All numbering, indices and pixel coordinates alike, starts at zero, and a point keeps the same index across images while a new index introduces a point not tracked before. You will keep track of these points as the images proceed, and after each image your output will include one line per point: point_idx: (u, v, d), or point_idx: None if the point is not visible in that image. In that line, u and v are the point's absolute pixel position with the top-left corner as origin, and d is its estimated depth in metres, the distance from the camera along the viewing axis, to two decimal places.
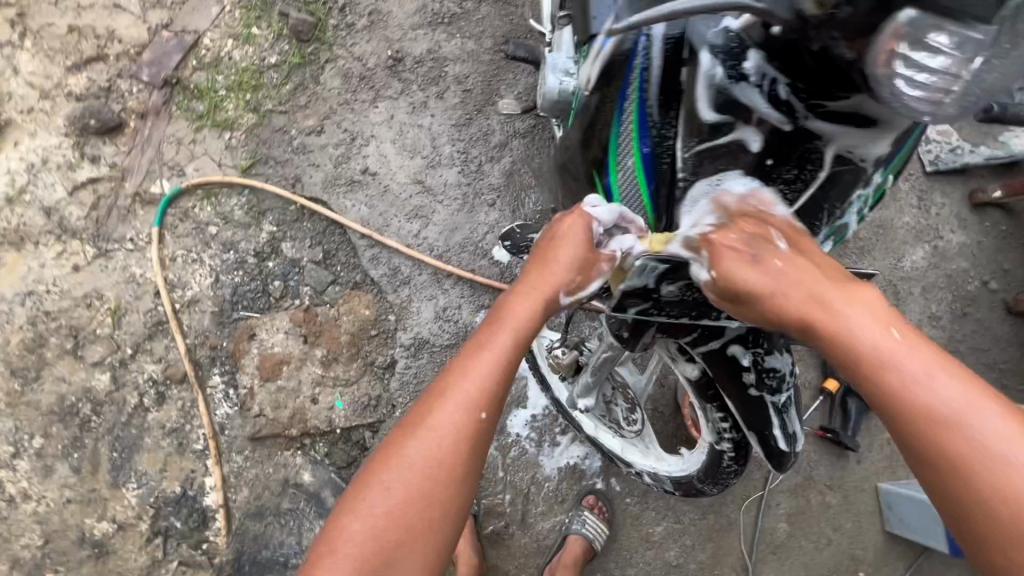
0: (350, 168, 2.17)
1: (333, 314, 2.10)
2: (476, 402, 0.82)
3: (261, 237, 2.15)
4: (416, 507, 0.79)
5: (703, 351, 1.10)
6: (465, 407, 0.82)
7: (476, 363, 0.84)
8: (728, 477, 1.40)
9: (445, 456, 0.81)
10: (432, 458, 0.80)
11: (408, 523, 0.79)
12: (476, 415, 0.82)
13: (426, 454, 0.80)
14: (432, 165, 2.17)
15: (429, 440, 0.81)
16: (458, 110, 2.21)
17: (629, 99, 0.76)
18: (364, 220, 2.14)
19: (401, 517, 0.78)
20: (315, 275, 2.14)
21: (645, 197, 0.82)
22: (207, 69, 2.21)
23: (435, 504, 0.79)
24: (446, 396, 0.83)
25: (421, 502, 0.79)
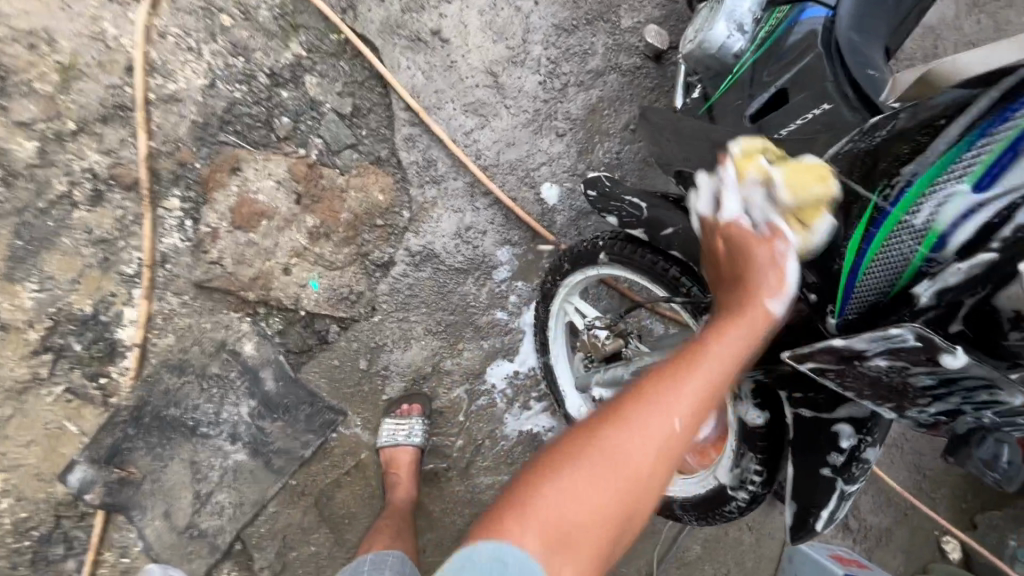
0: (420, 21, 1.76)
1: (341, 183, 1.76)
2: (678, 416, 0.81)
3: (283, 57, 1.72)
4: (609, 500, 0.78)
5: (802, 416, 0.99)
6: (675, 417, 0.81)
7: (689, 377, 0.82)
8: (718, 517, 1.36)
9: (646, 456, 0.80)
10: (627, 458, 0.79)
11: (595, 514, 0.77)
12: (675, 427, 0.80)
13: (622, 451, 0.79)
14: (515, 61, 1.82)
15: (639, 427, 0.80)
16: (567, 10, 1.84)
17: (982, 151, 0.75)
18: (414, 90, 1.77)
19: (587, 508, 0.77)
20: (333, 129, 1.76)
21: (920, 254, 0.78)
22: None
23: (623, 499, 0.79)
24: (659, 388, 0.83)
25: (616, 498, 0.78)
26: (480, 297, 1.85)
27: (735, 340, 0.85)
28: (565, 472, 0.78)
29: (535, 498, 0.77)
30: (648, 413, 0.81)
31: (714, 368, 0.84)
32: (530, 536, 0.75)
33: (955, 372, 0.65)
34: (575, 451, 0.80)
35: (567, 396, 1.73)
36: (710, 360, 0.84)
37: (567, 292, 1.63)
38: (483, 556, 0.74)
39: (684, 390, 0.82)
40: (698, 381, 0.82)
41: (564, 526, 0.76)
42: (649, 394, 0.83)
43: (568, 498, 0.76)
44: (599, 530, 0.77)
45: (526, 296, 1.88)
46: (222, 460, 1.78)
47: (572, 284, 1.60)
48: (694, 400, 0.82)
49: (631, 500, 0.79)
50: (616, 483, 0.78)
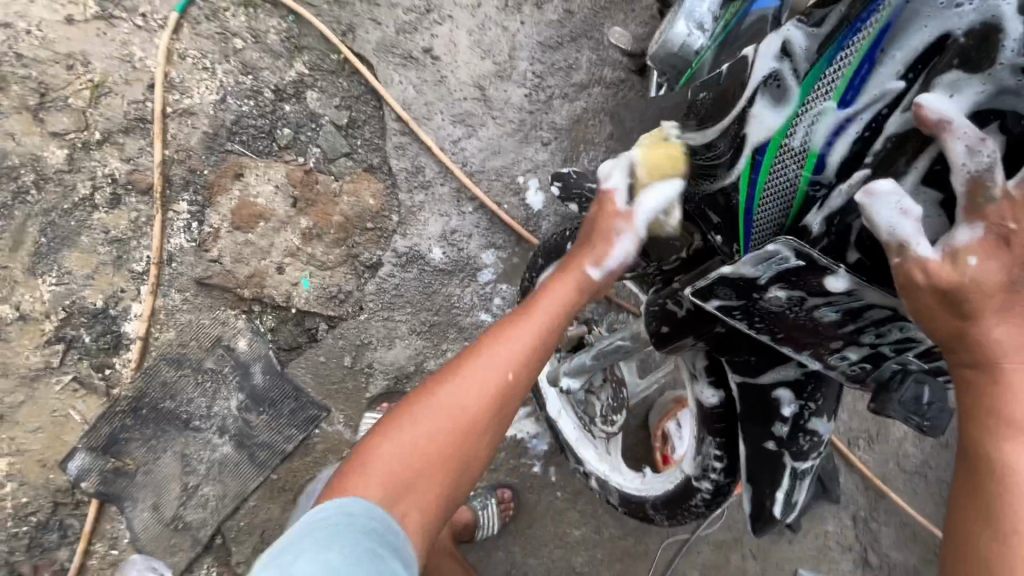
0: (412, 41, 1.89)
1: (335, 188, 1.87)
2: (507, 365, 1.00)
3: (288, 75, 1.88)
4: (440, 442, 0.97)
5: (741, 382, 0.95)
6: (498, 373, 1.00)
7: (517, 332, 1.02)
8: (688, 518, 1.28)
9: (473, 403, 0.99)
10: (460, 405, 0.99)
11: (430, 457, 0.96)
12: (503, 373, 1.00)
13: (456, 400, 0.99)
14: (501, 75, 1.92)
15: (467, 381, 1.00)
16: (551, 29, 1.95)
17: (853, 47, 0.63)
18: (406, 102, 1.89)
19: (422, 452, 0.97)
20: (331, 139, 1.89)
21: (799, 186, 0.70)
22: None
23: (472, 434, 0.99)
24: (481, 368, 0.99)
25: (445, 440, 0.97)
26: (465, 298, 1.88)
27: (540, 339, 1.02)
28: (397, 447, 0.96)
29: (378, 462, 0.95)
30: (481, 366, 1.00)
31: (522, 355, 1.01)
32: (376, 486, 0.93)
33: (844, 296, 0.68)
34: (412, 415, 0.98)
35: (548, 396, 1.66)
36: (532, 326, 1.02)
37: None
38: (333, 514, 0.89)
39: (511, 346, 1.00)
40: (524, 338, 1.01)
41: (409, 466, 0.95)
42: (473, 356, 1.02)
43: (404, 453, 0.95)
44: (437, 467, 0.97)
45: (510, 297, 1.90)
46: (210, 454, 1.83)
47: (546, 280, 1.61)
48: (515, 357, 1.00)
49: (465, 442, 0.99)
50: (450, 424, 0.98)
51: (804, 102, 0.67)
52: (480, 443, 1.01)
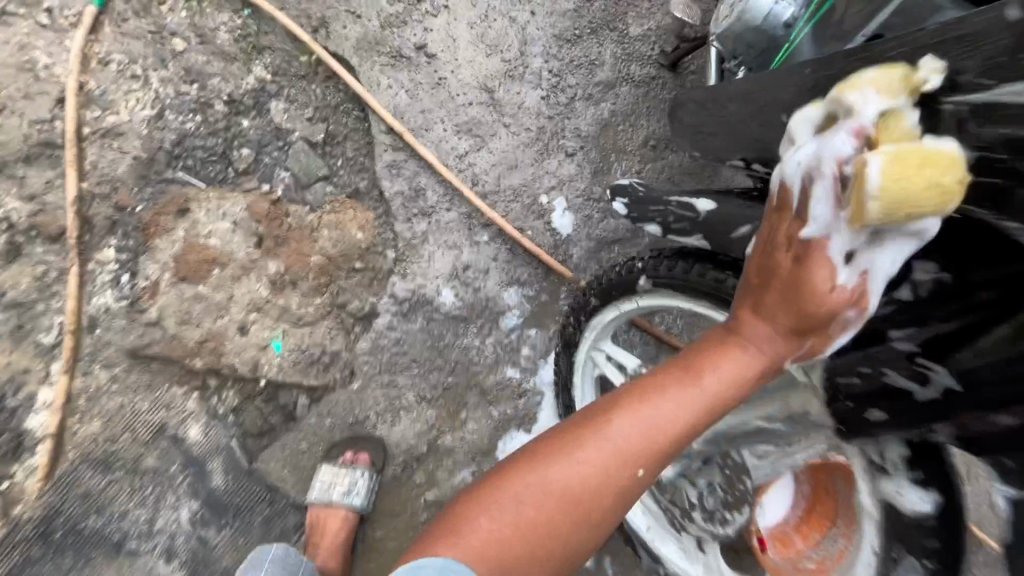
0: (401, 36, 1.53)
1: (311, 222, 1.47)
2: (641, 458, 0.76)
3: (245, 82, 1.48)
4: (578, 502, 0.76)
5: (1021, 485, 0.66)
6: (673, 416, 0.76)
7: (669, 398, 0.77)
8: None
9: (630, 457, 0.76)
10: (583, 481, 0.76)
11: (561, 520, 0.75)
12: (634, 471, 0.76)
13: (576, 476, 0.76)
14: (512, 75, 1.58)
15: (632, 426, 0.76)
16: (568, 19, 1.62)
17: None
18: (397, 110, 1.52)
19: (530, 533, 0.75)
20: (303, 160, 1.49)
21: None
22: None
23: (587, 515, 0.76)
24: (657, 399, 0.77)
25: (578, 502, 0.76)
26: (486, 351, 1.48)
27: (733, 384, 0.77)
28: (528, 486, 0.76)
29: (512, 496, 0.76)
30: (654, 404, 0.77)
31: (704, 401, 0.77)
32: (481, 551, 0.73)
33: None
34: (553, 461, 0.76)
35: None
36: (733, 360, 0.78)
37: (595, 339, 1.27)
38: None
39: (652, 418, 0.77)
40: (671, 411, 0.76)
41: (535, 519, 0.75)
42: (599, 417, 0.78)
43: (530, 509, 0.75)
44: (555, 540, 0.75)
45: (541, 347, 1.51)
46: None
47: (600, 326, 1.23)
48: (694, 400, 0.77)
49: (603, 506, 0.77)
50: (591, 482, 0.76)
51: None
52: (609, 525, 0.79)
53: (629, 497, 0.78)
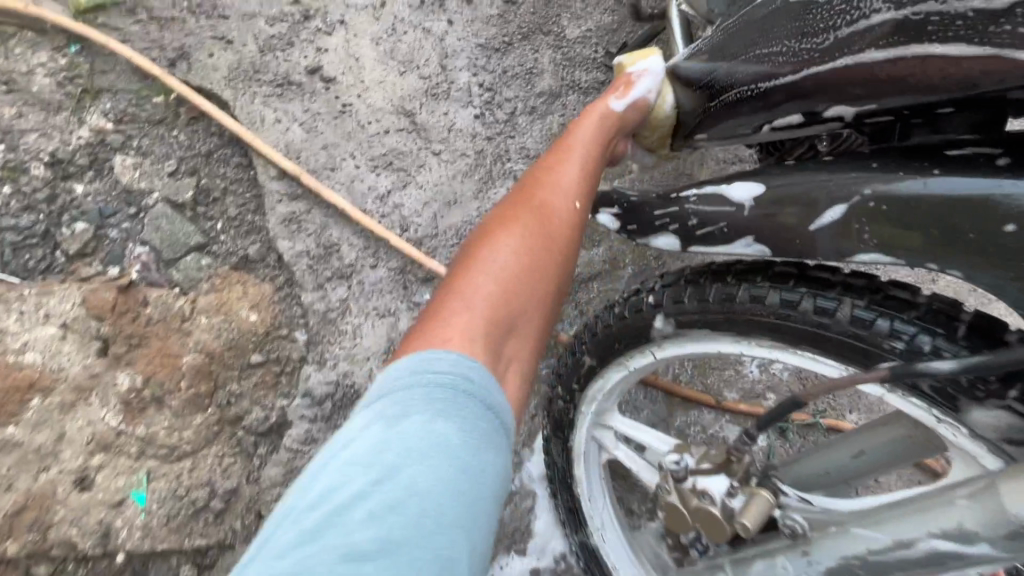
0: (287, 60, 1.21)
1: (181, 309, 1.05)
2: (576, 190, 0.67)
3: (76, 137, 1.10)
4: (518, 287, 0.62)
5: None
6: (573, 192, 0.67)
7: (552, 179, 0.67)
8: None
9: (551, 237, 0.65)
10: (514, 262, 0.62)
11: (512, 317, 0.61)
12: (573, 205, 0.66)
13: (503, 266, 0.62)
14: (434, 94, 1.28)
15: (537, 213, 0.65)
16: (493, 27, 1.36)
17: None
18: (292, 150, 1.17)
19: (490, 304, 0.59)
20: (166, 227, 1.10)
21: None
22: None
23: (539, 298, 0.63)
24: (554, 190, 0.66)
25: (522, 288, 0.62)
26: None
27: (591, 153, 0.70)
28: (461, 291, 0.61)
29: (437, 315, 0.59)
30: (546, 192, 0.66)
31: (589, 174, 0.69)
32: (454, 336, 0.57)
33: None
34: (476, 260, 0.62)
35: None
36: (584, 130, 0.71)
37: (600, 413, 0.91)
38: (449, 372, 0.54)
39: (566, 177, 0.67)
40: (573, 168, 0.69)
41: (490, 317, 0.59)
42: (502, 222, 0.64)
43: (474, 307, 0.59)
44: (522, 320, 0.62)
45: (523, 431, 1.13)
46: None
47: (602, 394, 0.87)
48: (587, 175, 0.69)
49: (549, 292, 0.64)
50: (523, 268, 0.63)
51: None
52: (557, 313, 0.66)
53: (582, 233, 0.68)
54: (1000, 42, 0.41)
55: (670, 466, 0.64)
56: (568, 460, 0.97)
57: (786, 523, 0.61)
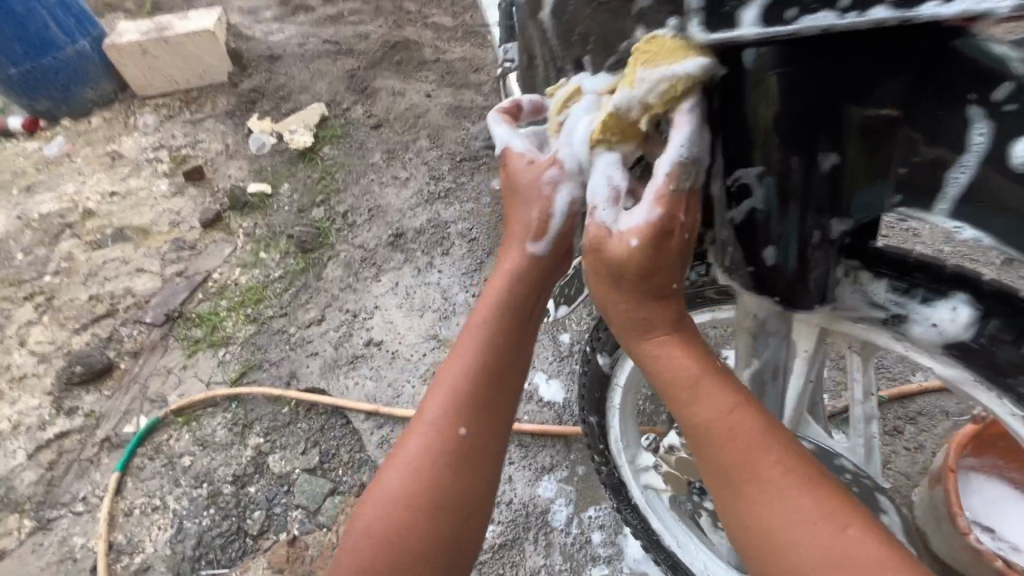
0: (352, 345, 1.81)
1: (330, 540, 1.41)
2: (460, 408, 0.74)
3: (244, 456, 1.64)
4: (411, 525, 0.70)
5: (982, 338, 0.56)
6: (448, 410, 0.74)
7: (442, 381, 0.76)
8: None
9: (441, 457, 0.72)
10: (422, 469, 0.72)
11: (404, 560, 0.69)
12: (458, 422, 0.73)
13: (414, 467, 0.73)
14: (446, 317, 1.80)
15: (402, 454, 0.74)
16: (467, 258, 1.97)
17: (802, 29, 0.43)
18: (370, 397, 1.65)
19: (400, 516, 0.70)
20: (308, 487, 1.53)
21: (813, 124, 0.51)
22: (212, 297, 2.13)
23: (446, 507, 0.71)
24: (445, 407, 0.74)
25: (408, 526, 0.70)
26: (556, 566, 1.23)
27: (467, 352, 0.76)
28: (370, 506, 0.72)
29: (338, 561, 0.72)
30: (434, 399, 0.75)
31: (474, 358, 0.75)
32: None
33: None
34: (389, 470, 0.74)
35: None
36: (466, 343, 0.76)
37: (633, 458, 1.11)
38: None
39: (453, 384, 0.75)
40: (461, 371, 0.75)
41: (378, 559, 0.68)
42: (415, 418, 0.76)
43: (388, 514, 0.70)
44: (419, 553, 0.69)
45: (611, 523, 1.27)
46: None
47: (621, 442, 1.10)
48: (466, 387, 0.75)
49: (452, 515, 0.71)
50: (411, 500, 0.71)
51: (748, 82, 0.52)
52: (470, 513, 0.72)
53: (474, 448, 0.73)
54: None
55: None
56: (640, 517, 1.13)
57: None
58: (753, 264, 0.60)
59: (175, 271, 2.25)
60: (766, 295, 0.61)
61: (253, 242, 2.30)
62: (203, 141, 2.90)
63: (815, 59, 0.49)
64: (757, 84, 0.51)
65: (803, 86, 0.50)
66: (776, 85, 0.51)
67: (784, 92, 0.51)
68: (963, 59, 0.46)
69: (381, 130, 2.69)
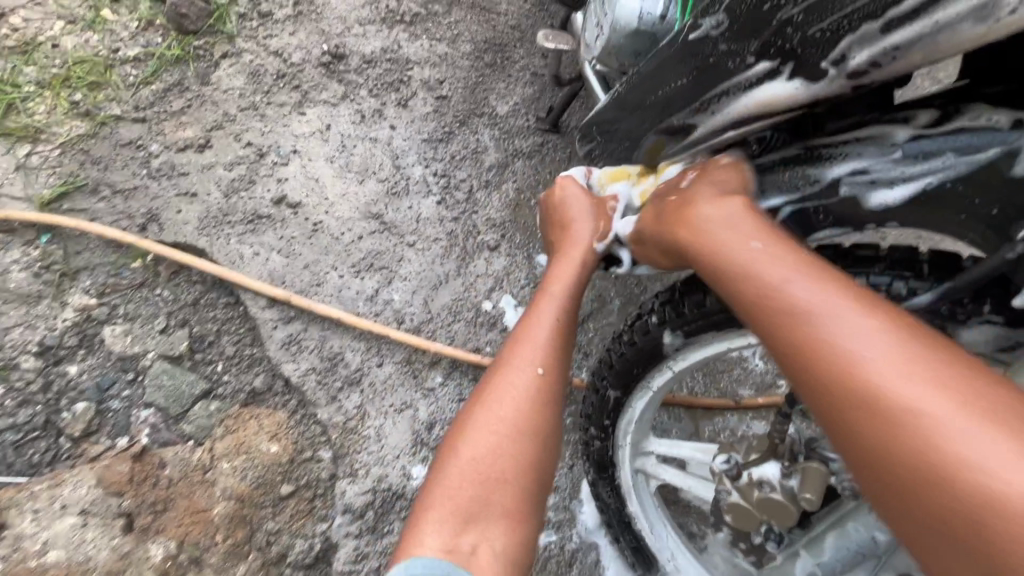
0: (252, 196, 1.28)
1: (199, 459, 1.03)
2: (540, 354, 0.72)
3: (59, 321, 1.11)
4: (492, 481, 0.65)
5: None
6: (534, 358, 0.71)
7: (524, 332, 0.73)
8: None
9: (512, 414, 0.69)
10: (506, 417, 0.69)
11: (502, 503, 0.65)
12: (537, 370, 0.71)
13: (498, 416, 0.69)
14: (395, 192, 1.37)
15: (485, 408, 0.69)
16: (431, 121, 1.49)
17: None
18: (275, 277, 1.21)
19: (486, 463, 0.66)
20: (168, 383, 1.10)
21: None
22: (8, 58, 1.34)
23: (526, 450, 0.67)
24: (525, 354, 0.72)
25: (494, 475, 0.66)
26: None
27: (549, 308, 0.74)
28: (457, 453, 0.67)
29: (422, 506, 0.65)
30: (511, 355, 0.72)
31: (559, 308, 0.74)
32: (443, 523, 0.62)
33: None
34: (470, 421, 0.69)
35: None
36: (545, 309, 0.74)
37: (637, 442, 0.94)
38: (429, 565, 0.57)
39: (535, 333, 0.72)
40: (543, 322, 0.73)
41: (477, 500, 0.64)
42: (490, 377, 0.72)
43: (477, 456, 0.66)
44: (505, 493, 0.65)
45: (567, 486, 1.12)
46: None
47: (633, 423, 0.91)
48: (546, 339, 0.73)
49: (530, 457, 0.68)
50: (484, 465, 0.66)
51: None
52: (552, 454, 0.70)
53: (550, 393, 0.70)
54: (828, 31, 0.50)
55: (722, 468, 0.72)
56: (619, 498, 0.99)
57: (842, 485, 0.67)
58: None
59: None
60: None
61: None
62: None
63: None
64: None
65: None
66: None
67: None
68: None
69: None
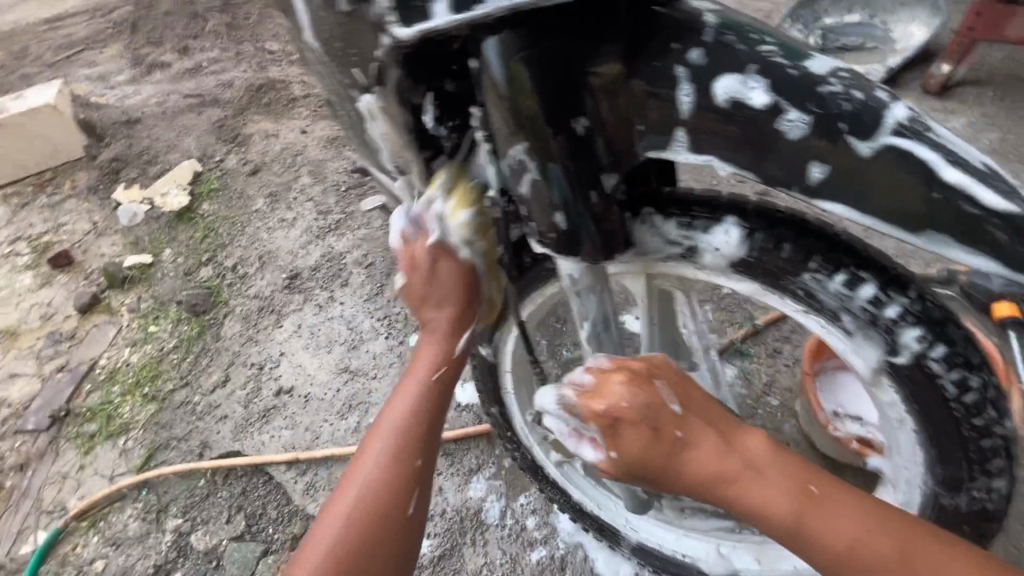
0: (262, 398, 1.74)
1: None
2: (407, 444, 0.80)
3: (163, 543, 1.53)
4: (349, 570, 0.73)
5: (784, 261, 0.63)
6: (401, 444, 0.79)
7: (388, 425, 0.81)
8: (1009, 465, 0.63)
9: (384, 518, 0.76)
10: (373, 501, 0.76)
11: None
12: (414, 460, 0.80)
13: (366, 502, 0.76)
14: (354, 346, 1.78)
15: (356, 494, 0.77)
16: (366, 285, 1.95)
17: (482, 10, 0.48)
18: (289, 446, 1.61)
19: (349, 553, 0.73)
20: (237, 556, 1.44)
21: (547, 110, 0.55)
22: (102, 385, 1.98)
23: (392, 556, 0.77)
24: (386, 450, 0.79)
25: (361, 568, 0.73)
26: (496, 560, 1.23)
27: (414, 404, 0.82)
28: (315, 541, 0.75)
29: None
30: (379, 445, 0.79)
31: (419, 400, 0.82)
32: None
33: (762, 167, 0.54)
34: (338, 508, 0.76)
35: (691, 543, 1.05)
36: (411, 387, 0.83)
37: (542, 440, 1.14)
38: None
39: (401, 427, 0.80)
40: (404, 415, 0.81)
41: None
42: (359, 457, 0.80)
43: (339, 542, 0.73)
44: None
45: (542, 505, 1.29)
46: None
47: (526, 426, 1.13)
48: (406, 431, 0.80)
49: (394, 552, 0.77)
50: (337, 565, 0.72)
51: (507, 80, 0.54)
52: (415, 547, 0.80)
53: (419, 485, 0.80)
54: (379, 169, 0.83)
55: None
56: (561, 491, 1.16)
57: None
58: (550, 229, 0.64)
59: (55, 367, 2.08)
60: (571, 254, 0.65)
61: (138, 317, 2.16)
62: (66, 224, 2.68)
63: (557, 37, 0.53)
64: (507, 70, 0.54)
65: (546, 64, 0.53)
66: (525, 73, 0.54)
67: (535, 78, 0.54)
68: (661, 34, 0.54)
69: (259, 176, 2.61)
